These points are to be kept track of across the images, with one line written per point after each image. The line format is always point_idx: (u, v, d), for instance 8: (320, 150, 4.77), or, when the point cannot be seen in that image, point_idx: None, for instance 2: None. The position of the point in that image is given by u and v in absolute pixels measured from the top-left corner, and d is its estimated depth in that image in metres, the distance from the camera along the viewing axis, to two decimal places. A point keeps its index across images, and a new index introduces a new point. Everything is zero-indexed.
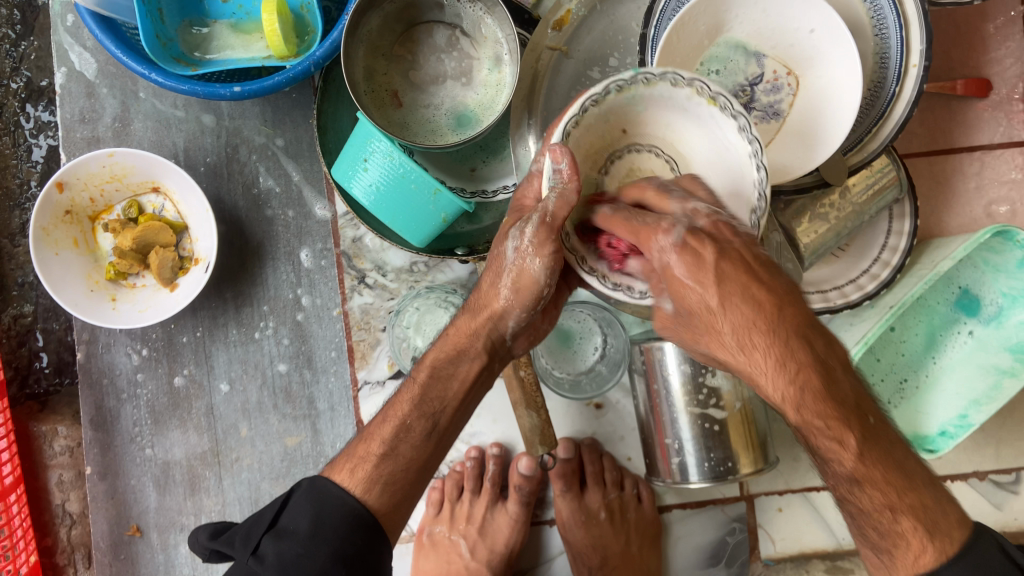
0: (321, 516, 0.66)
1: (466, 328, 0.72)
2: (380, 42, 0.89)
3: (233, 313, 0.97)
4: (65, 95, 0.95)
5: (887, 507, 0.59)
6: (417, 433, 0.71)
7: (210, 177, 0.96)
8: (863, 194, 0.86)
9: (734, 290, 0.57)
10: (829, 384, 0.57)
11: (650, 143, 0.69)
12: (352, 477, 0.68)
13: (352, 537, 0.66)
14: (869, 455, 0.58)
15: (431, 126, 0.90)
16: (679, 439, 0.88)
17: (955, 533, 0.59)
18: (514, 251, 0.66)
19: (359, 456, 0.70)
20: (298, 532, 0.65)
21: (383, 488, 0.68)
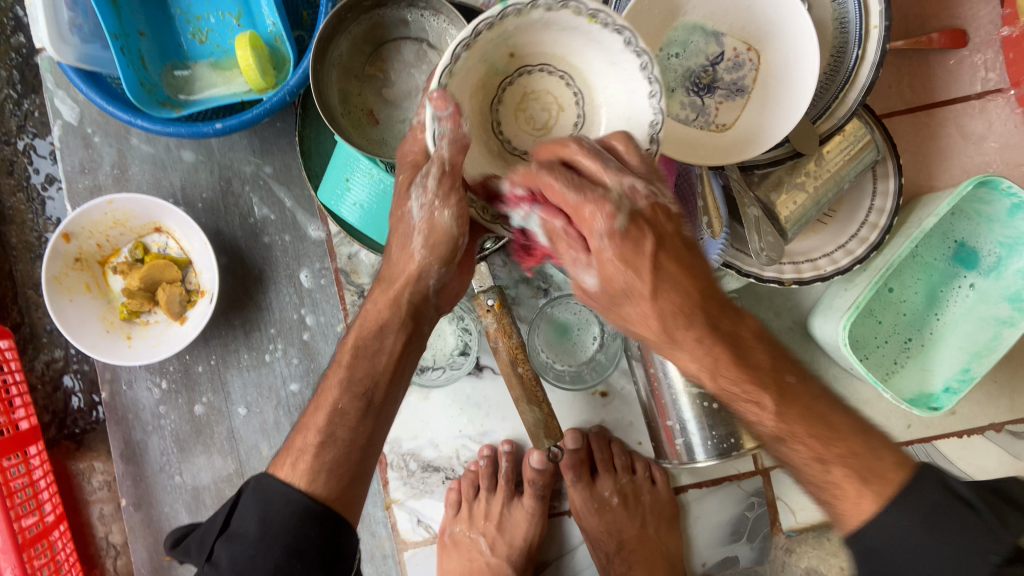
0: (269, 513, 0.69)
1: (381, 302, 0.73)
2: (352, 64, 0.92)
3: (243, 339, 1.01)
4: (64, 148, 1.00)
5: (816, 460, 0.64)
6: (352, 415, 0.72)
7: (207, 212, 1.00)
8: (839, 160, 0.85)
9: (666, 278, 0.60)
10: (742, 355, 0.63)
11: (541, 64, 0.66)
12: (296, 471, 0.70)
13: (304, 529, 0.68)
14: (786, 412, 0.63)
15: (408, 140, 0.92)
16: (681, 420, 0.89)
17: (890, 475, 0.63)
18: (422, 206, 0.66)
19: (298, 447, 0.72)
20: (247, 534, 0.68)
21: (322, 468, 0.70)
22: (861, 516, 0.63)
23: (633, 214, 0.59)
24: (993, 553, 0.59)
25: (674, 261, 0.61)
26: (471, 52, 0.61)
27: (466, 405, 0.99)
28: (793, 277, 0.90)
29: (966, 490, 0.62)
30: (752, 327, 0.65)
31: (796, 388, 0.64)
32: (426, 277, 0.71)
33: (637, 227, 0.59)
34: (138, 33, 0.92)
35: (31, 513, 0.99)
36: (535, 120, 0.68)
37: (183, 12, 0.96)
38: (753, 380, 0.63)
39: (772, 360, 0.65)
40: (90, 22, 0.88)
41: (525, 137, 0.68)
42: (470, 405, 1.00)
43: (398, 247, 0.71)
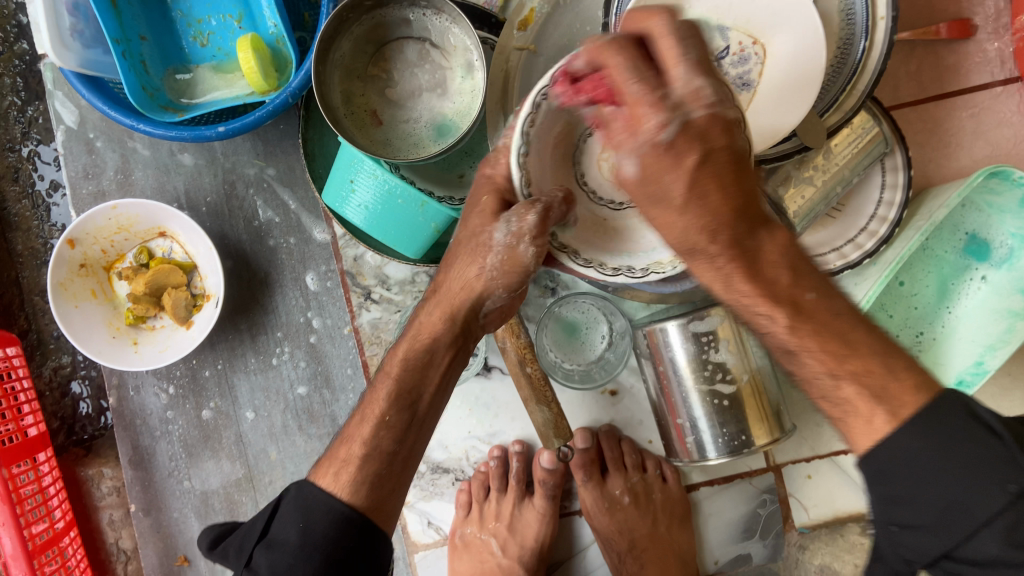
0: (310, 523, 0.65)
1: (429, 323, 0.72)
2: (354, 65, 0.91)
3: (250, 342, 1.00)
4: (67, 154, 0.99)
5: (829, 374, 0.54)
6: (394, 426, 0.69)
7: (212, 216, 1.00)
8: (847, 153, 0.85)
9: (710, 188, 0.53)
10: (758, 268, 0.55)
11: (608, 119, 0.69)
12: (335, 482, 0.67)
13: (343, 539, 0.65)
14: (803, 327, 0.54)
15: (412, 140, 0.91)
16: (691, 418, 0.88)
17: (907, 398, 0.52)
18: (506, 234, 0.65)
19: (342, 458, 0.69)
20: (287, 543, 0.64)
21: (363, 482, 0.67)
22: (872, 436, 0.53)
23: (687, 123, 0.52)
24: (1014, 482, 0.48)
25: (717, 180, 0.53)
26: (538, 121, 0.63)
27: (475, 405, 0.99)
28: None
29: (994, 418, 0.51)
30: (781, 240, 0.56)
31: (815, 306, 0.55)
32: (486, 295, 0.71)
33: (688, 137, 0.52)
34: (140, 37, 0.92)
35: (41, 520, 0.99)
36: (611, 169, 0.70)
37: (184, 14, 0.95)
38: (764, 293, 0.54)
39: (805, 275, 0.56)
40: (91, 27, 0.87)
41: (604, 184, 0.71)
42: (479, 406, 0.99)
43: (464, 260, 0.70)
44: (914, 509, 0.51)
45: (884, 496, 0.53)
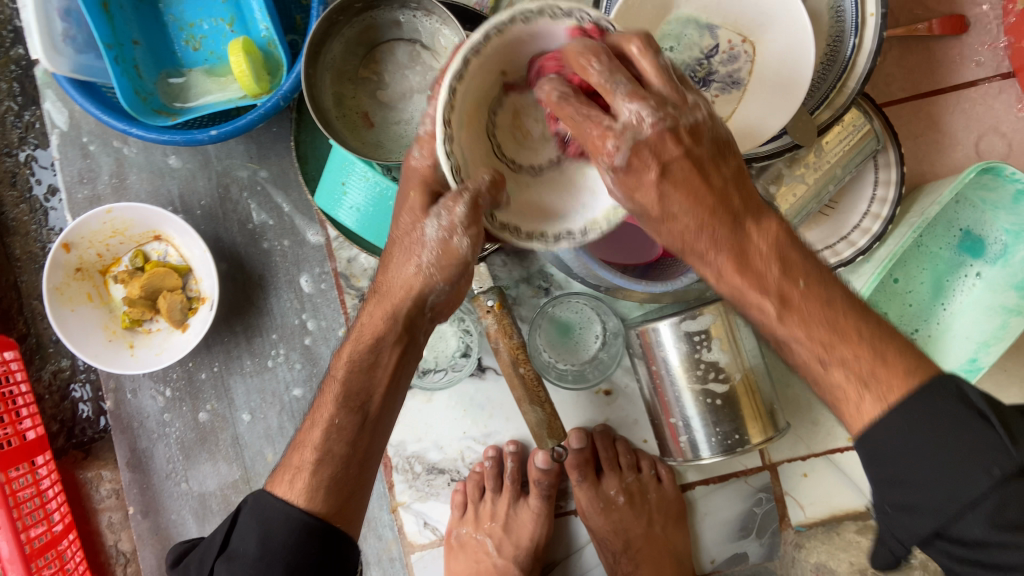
0: (267, 534, 0.66)
1: (372, 322, 0.67)
2: (346, 67, 0.91)
3: (246, 344, 1.01)
4: (63, 159, 1.00)
5: (818, 359, 0.58)
6: (348, 430, 0.68)
7: (206, 219, 1.00)
8: (839, 150, 0.85)
9: (676, 195, 0.58)
10: (745, 261, 0.59)
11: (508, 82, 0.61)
12: (293, 489, 0.67)
13: (306, 548, 0.65)
14: (791, 316, 0.58)
15: (403, 142, 0.92)
16: (685, 417, 0.88)
17: (895, 381, 0.55)
18: (438, 228, 0.62)
19: (297, 464, 0.68)
20: (247, 554, 0.66)
21: (320, 488, 0.67)
22: (862, 419, 0.56)
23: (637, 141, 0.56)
24: (997, 466, 0.51)
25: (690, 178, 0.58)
26: (468, 77, 0.57)
27: (469, 406, 0.99)
28: None
29: (981, 400, 0.53)
30: (771, 234, 0.59)
31: (807, 294, 0.58)
32: (427, 295, 0.66)
33: (641, 157, 0.56)
34: (133, 42, 0.92)
35: (39, 523, 1.00)
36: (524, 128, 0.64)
37: (176, 19, 0.96)
38: (753, 287, 0.59)
39: (793, 263, 0.59)
40: (84, 32, 0.88)
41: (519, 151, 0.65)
42: (473, 406, 0.99)
43: (398, 259, 0.65)
44: (909, 491, 0.54)
45: (879, 478, 0.56)
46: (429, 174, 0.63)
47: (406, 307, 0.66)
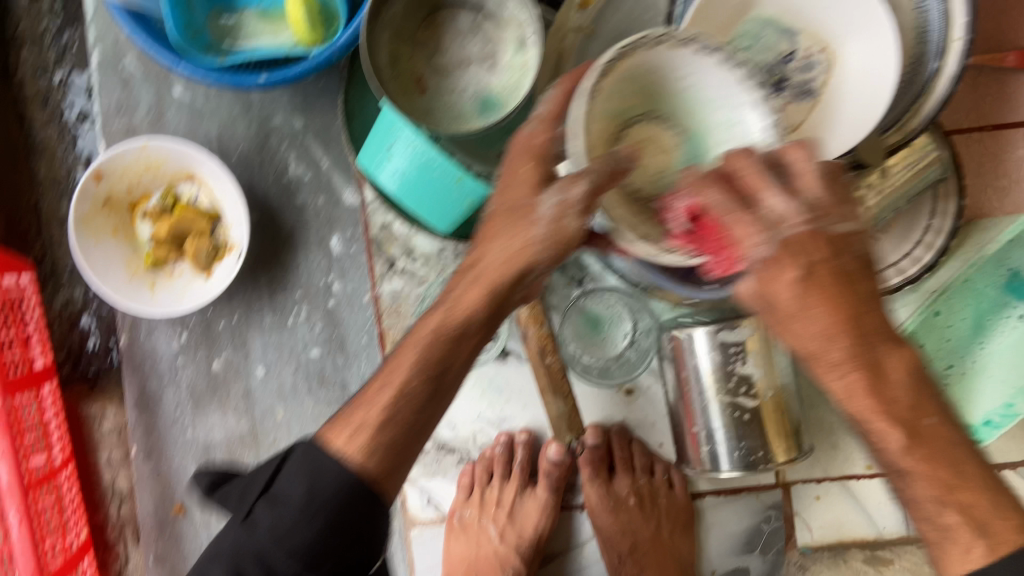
0: (318, 480, 0.60)
1: (458, 295, 0.64)
2: (405, 27, 0.89)
3: (268, 299, 0.99)
4: (102, 86, 0.97)
5: (936, 503, 0.56)
6: (418, 398, 0.62)
7: (242, 165, 0.97)
8: (904, 174, 0.82)
9: (830, 300, 0.55)
10: (882, 382, 0.55)
11: (637, 116, 0.67)
12: (349, 445, 0.60)
13: (351, 504, 0.59)
14: (918, 449, 0.56)
15: (455, 112, 0.88)
16: (709, 427, 0.85)
17: (1007, 536, 0.55)
18: (557, 207, 0.60)
19: (358, 419, 0.62)
20: (293, 500, 0.59)
21: (377, 448, 0.60)
22: (966, 565, 0.55)
23: (783, 243, 0.55)
24: None
25: (824, 293, 0.55)
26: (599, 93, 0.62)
27: (487, 388, 0.98)
28: None
29: None
30: (906, 358, 0.56)
31: (932, 430, 0.56)
32: (532, 267, 0.63)
33: (790, 254, 0.54)
34: None
35: (40, 453, 0.98)
36: (657, 163, 0.67)
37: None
38: (885, 411, 0.55)
39: (926, 396, 0.56)
40: None
41: (649, 178, 0.67)
42: (491, 389, 0.98)
43: (507, 232, 0.63)
44: None
45: None
46: (547, 151, 0.64)
47: (503, 278, 0.63)
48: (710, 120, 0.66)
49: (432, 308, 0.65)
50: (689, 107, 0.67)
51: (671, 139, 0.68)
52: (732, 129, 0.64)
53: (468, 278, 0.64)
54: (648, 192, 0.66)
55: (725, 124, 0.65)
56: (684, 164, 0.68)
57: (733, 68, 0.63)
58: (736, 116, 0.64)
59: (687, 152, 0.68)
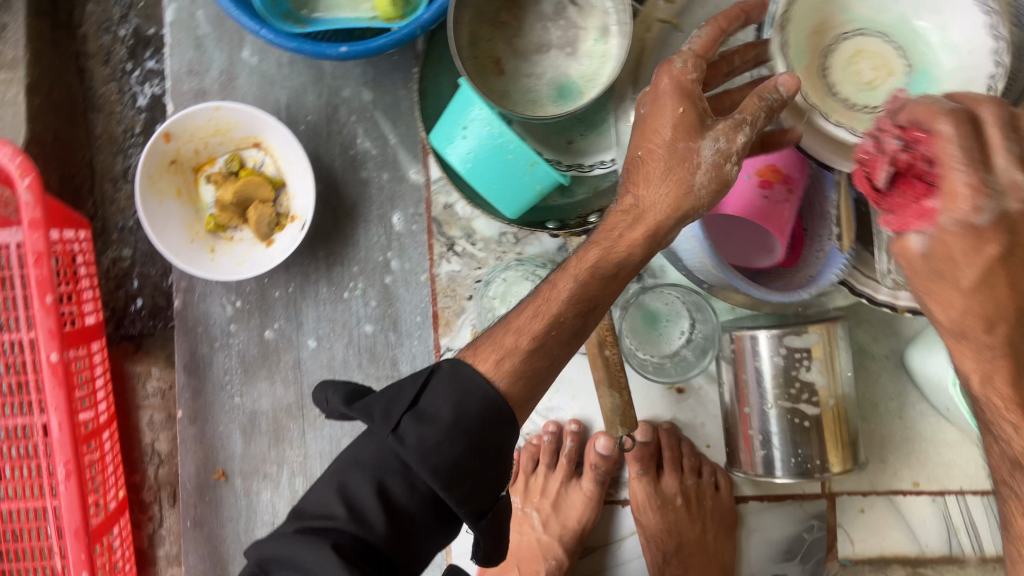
0: (464, 403, 0.61)
1: (613, 229, 0.65)
2: (487, 7, 0.87)
3: (325, 272, 0.98)
4: (175, 46, 0.97)
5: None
6: (565, 329, 0.65)
7: (309, 135, 0.97)
8: None
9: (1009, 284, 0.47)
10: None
11: (863, 25, 0.67)
12: (498, 368, 0.63)
13: (489, 428, 0.61)
14: None
15: (531, 97, 0.88)
16: (765, 432, 0.84)
17: None
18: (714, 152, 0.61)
19: (507, 345, 0.64)
20: (439, 419, 0.60)
21: (520, 375, 0.63)
22: None
23: (1002, 216, 0.45)
24: None
25: (1009, 275, 0.47)
26: None
27: None
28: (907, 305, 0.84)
29: None
30: None
31: None
32: (690, 215, 0.64)
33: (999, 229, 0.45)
34: None
35: (88, 408, 0.98)
36: (864, 77, 0.66)
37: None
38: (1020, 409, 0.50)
39: None
40: None
41: (852, 87, 0.66)
42: None
43: (670, 170, 0.62)
44: None
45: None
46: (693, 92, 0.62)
47: (664, 221, 0.64)
48: (937, 55, 0.65)
49: (592, 245, 0.67)
50: (929, 29, 0.65)
51: (891, 60, 0.66)
52: (961, 69, 0.64)
53: (627, 217, 0.65)
54: (848, 97, 0.66)
55: (956, 61, 0.64)
56: (901, 87, 0.66)
57: None
58: (972, 57, 0.63)
59: (900, 80, 0.66)
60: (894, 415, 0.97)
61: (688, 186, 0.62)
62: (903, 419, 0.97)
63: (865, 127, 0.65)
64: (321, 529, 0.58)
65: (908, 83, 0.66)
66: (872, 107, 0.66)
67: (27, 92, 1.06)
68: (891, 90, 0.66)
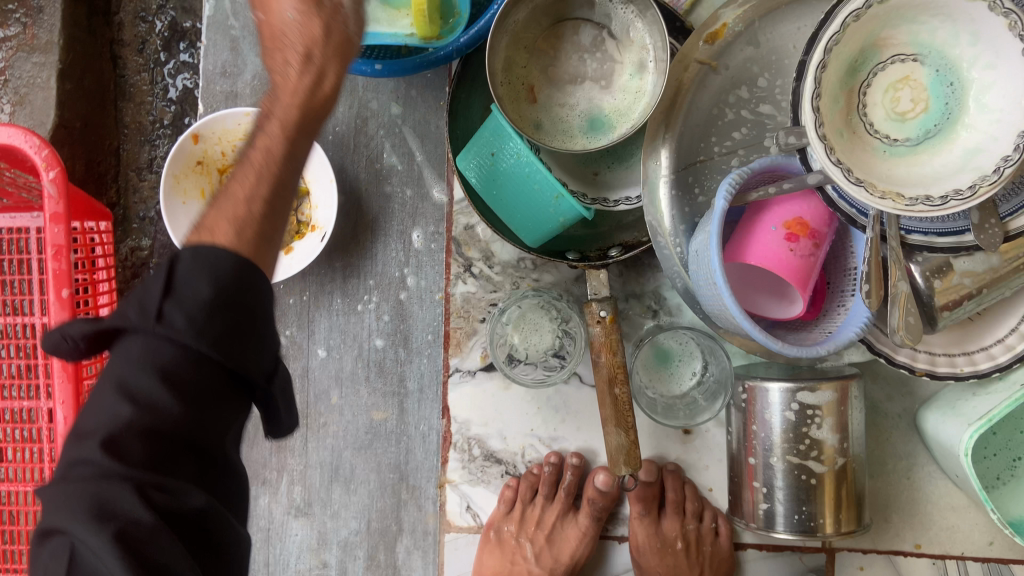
0: (217, 270, 0.52)
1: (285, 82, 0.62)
2: (524, 34, 0.87)
3: (340, 283, 0.99)
4: (210, 47, 0.97)
5: None
6: (279, 182, 0.59)
7: (336, 146, 0.98)
8: (1015, 262, 0.77)
9: None
10: None
11: (923, 50, 0.67)
12: (235, 237, 0.55)
13: (248, 288, 0.53)
14: None
15: (563, 127, 0.87)
16: (770, 485, 0.83)
17: None
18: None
19: (238, 214, 0.56)
20: (199, 295, 0.51)
21: (260, 231, 0.56)
22: None
23: None
24: None
25: None
26: (861, 19, 0.65)
27: (544, 405, 0.97)
28: (925, 367, 0.84)
29: None
30: None
31: None
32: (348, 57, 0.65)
33: None
34: None
35: None
36: (899, 106, 0.69)
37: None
38: None
39: None
40: None
41: (882, 113, 0.69)
42: (547, 406, 0.97)
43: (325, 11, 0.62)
44: None
45: None
46: None
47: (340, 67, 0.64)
48: (975, 106, 0.66)
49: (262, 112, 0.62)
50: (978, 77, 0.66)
51: (932, 94, 0.68)
52: (986, 133, 0.65)
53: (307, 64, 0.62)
54: (876, 127, 0.69)
55: (986, 124, 0.65)
56: (933, 125, 0.68)
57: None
58: (1000, 127, 0.64)
59: (933, 117, 0.68)
60: (902, 475, 0.96)
61: (347, 35, 0.63)
62: (910, 480, 0.95)
63: (876, 163, 0.69)
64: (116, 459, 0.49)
65: (938, 124, 0.68)
66: (892, 140, 0.69)
67: (58, 77, 1.08)
68: (919, 126, 0.68)
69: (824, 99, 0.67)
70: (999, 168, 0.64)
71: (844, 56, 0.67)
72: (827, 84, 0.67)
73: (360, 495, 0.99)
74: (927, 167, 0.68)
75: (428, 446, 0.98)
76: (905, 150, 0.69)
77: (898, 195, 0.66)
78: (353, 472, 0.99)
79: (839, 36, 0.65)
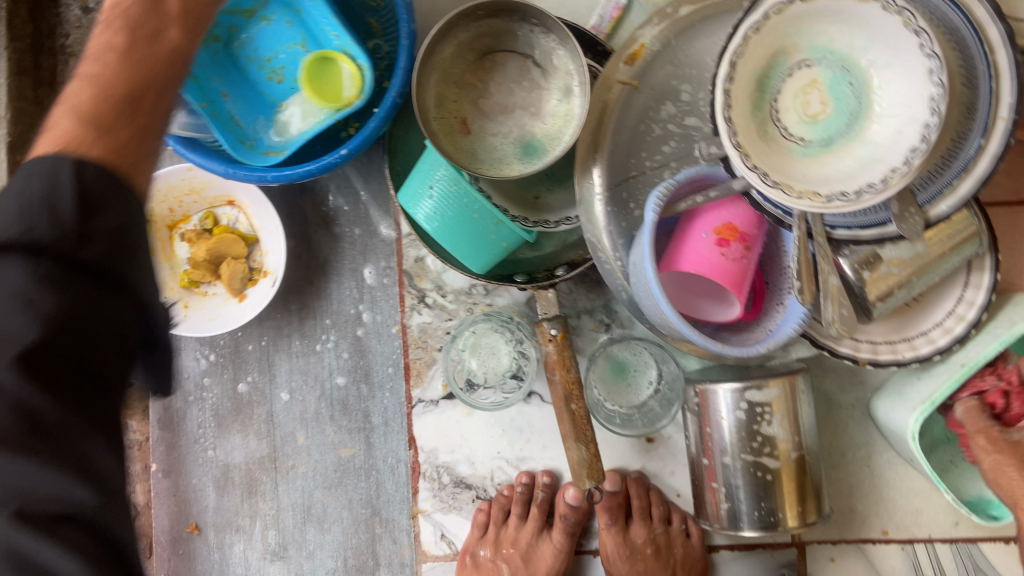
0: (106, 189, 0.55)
1: None
2: (452, 69, 0.90)
3: (297, 325, 1.01)
4: None
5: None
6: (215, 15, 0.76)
7: (283, 193, 1.00)
8: (940, 248, 0.80)
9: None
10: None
11: (822, 56, 0.70)
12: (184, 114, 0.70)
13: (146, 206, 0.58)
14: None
15: (498, 155, 0.90)
16: (730, 486, 0.85)
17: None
18: None
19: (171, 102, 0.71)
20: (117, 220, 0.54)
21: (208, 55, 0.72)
22: None
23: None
24: None
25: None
26: (761, 31, 0.69)
27: (508, 426, 0.98)
28: (869, 356, 0.87)
29: None
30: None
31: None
32: None
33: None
34: (221, 94, 0.91)
35: None
36: (809, 109, 0.71)
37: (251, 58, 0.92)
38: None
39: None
40: None
41: (794, 117, 0.72)
42: (512, 428, 0.98)
43: None
44: None
45: None
46: None
47: None
48: (877, 102, 0.69)
49: None
50: (880, 74, 0.69)
51: (838, 95, 0.71)
52: (890, 128, 0.68)
53: None
54: (794, 130, 0.72)
55: (888, 118, 0.68)
56: (843, 123, 0.71)
57: (931, 53, 0.64)
58: (902, 120, 0.67)
59: (840, 118, 0.71)
60: (862, 464, 0.98)
61: None
62: (871, 467, 0.98)
63: (794, 163, 0.71)
64: (18, 402, 0.45)
65: (847, 123, 0.71)
66: (806, 141, 0.72)
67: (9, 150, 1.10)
68: (828, 126, 0.71)
69: (736, 110, 0.70)
70: (907, 158, 0.66)
71: (751, 69, 0.70)
72: (737, 99, 0.70)
73: (334, 533, 1.01)
74: (839, 165, 0.70)
75: (398, 478, 0.99)
76: (819, 150, 0.71)
77: (815, 194, 0.69)
78: (325, 511, 1.01)
79: (743, 47, 0.69)
